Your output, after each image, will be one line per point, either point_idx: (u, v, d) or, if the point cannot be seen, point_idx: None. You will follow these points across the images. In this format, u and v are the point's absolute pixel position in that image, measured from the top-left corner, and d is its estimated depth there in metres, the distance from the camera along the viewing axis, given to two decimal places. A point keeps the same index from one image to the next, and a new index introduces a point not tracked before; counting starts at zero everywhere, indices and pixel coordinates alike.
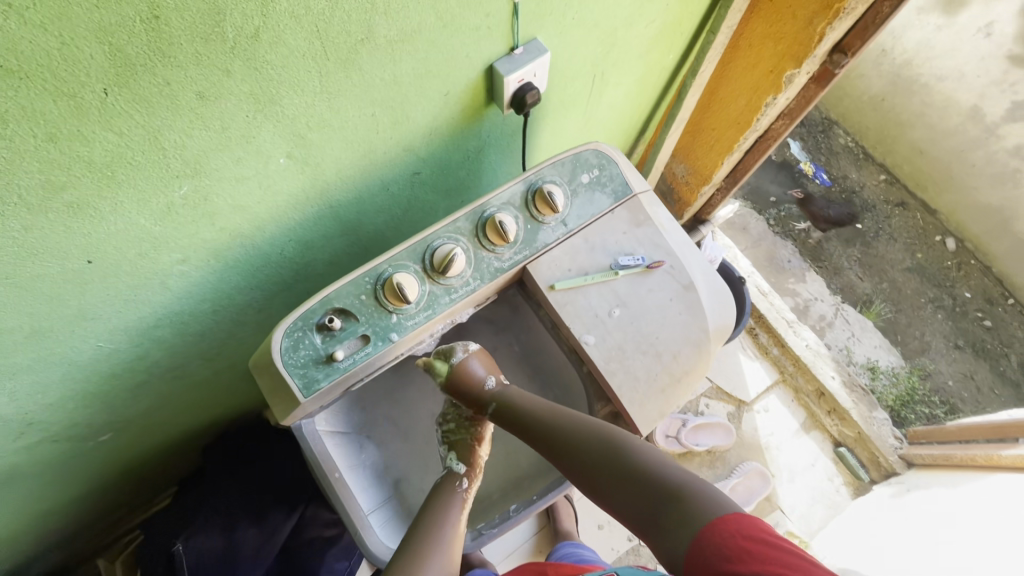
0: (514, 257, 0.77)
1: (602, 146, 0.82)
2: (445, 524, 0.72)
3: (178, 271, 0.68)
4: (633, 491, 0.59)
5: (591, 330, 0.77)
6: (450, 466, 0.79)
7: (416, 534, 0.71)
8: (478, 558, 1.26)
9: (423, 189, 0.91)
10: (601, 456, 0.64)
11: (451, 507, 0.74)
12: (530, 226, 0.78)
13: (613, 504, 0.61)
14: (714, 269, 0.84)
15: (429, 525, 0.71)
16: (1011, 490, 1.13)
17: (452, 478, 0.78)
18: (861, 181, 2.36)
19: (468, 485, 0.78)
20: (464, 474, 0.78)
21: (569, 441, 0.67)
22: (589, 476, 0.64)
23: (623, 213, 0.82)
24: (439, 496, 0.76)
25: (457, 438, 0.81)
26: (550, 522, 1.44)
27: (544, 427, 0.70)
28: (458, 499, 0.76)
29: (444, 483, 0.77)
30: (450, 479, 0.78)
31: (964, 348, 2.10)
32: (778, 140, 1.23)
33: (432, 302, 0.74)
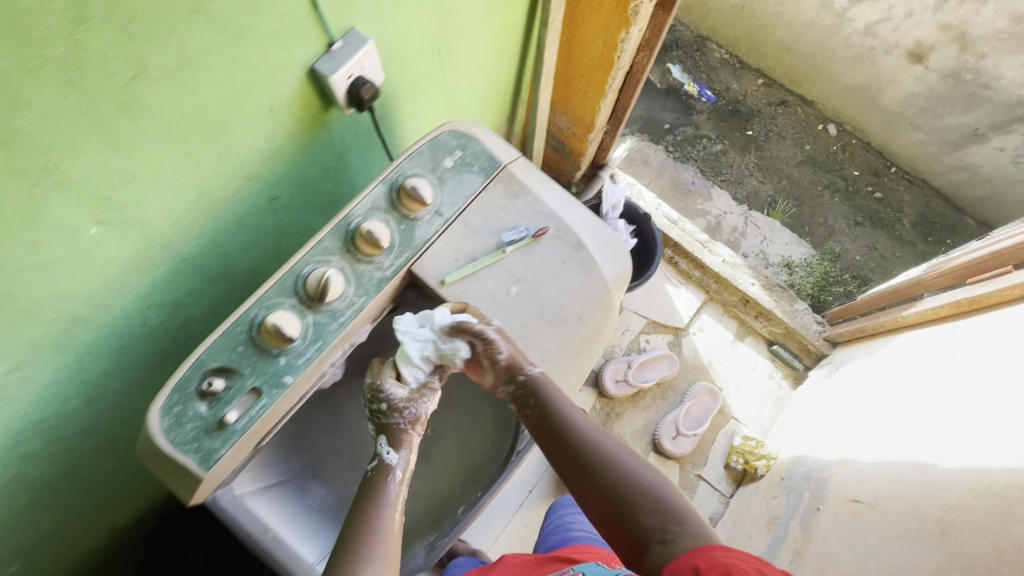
0: (395, 262, 0.73)
1: (457, 124, 0.78)
2: (379, 521, 0.67)
3: (21, 377, 0.61)
4: (641, 523, 0.59)
5: (493, 316, 0.75)
6: (382, 457, 0.72)
7: (349, 538, 0.65)
8: (466, 551, 1.27)
9: (290, 212, 0.85)
10: (618, 480, 0.63)
11: (382, 505, 0.68)
12: (404, 226, 0.74)
13: (612, 526, 0.62)
14: (601, 220, 0.83)
15: (364, 523, 0.66)
16: (919, 347, 1.22)
17: (383, 473, 0.71)
18: (743, 90, 2.45)
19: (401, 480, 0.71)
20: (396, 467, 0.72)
21: (587, 455, 0.66)
22: (598, 494, 0.63)
23: (497, 188, 0.80)
24: (370, 490, 0.69)
25: (390, 425, 0.73)
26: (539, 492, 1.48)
27: (562, 433, 0.68)
28: (393, 497, 0.70)
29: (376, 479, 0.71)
30: (383, 475, 0.71)
31: (864, 223, 2.26)
32: (645, 72, 1.25)
33: (319, 332, 0.69)
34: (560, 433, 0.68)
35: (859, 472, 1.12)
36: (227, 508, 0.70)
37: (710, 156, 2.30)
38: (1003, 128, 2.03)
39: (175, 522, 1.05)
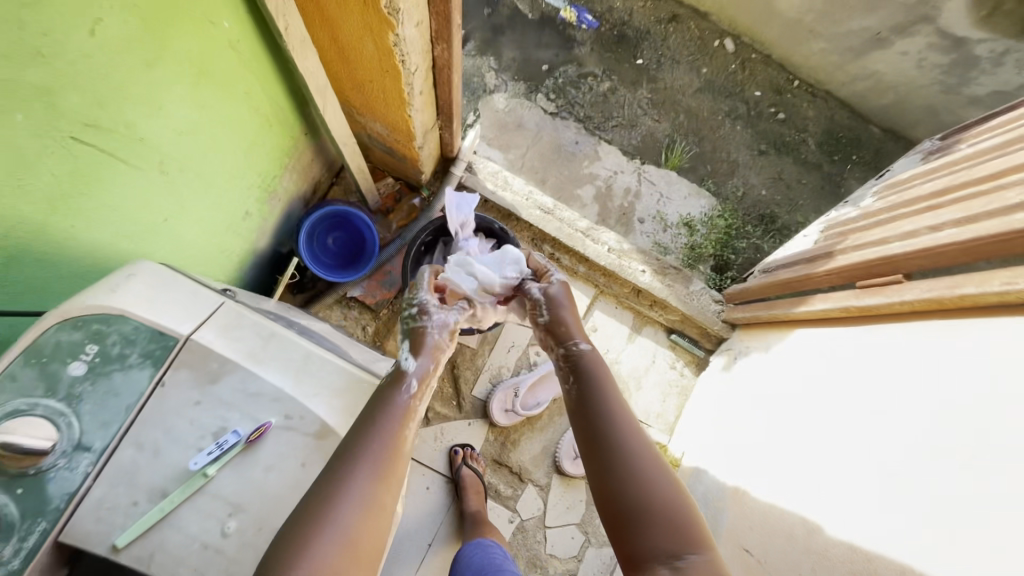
0: (22, 548, 0.47)
1: (74, 302, 0.50)
2: (378, 449, 0.54)
3: None
4: (655, 542, 0.60)
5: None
6: (401, 365, 0.65)
7: (346, 457, 0.52)
8: None
9: None
10: (646, 488, 0.63)
11: (391, 423, 0.57)
12: (18, 493, 0.47)
13: (625, 534, 0.61)
14: (354, 371, 0.61)
15: (365, 446, 0.53)
16: (810, 349, 1.09)
17: (401, 384, 0.62)
18: (628, 7, 2.08)
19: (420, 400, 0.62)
20: (426, 375, 0.66)
21: (617, 452, 0.67)
22: (618, 495, 0.63)
23: (180, 376, 0.54)
24: (394, 398, 0.60)
25: (418, 335, 0.71)
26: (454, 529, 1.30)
27: (598, 423, 0.71)
28: (407, 418, 0.59)
29: (394, 386, 0.62)
30: (393, 395, 0.60)
31: (768, 151, 2.06)
32: (453, 66, 0.95)
33: None
34: (597, 424, 0.71)
35: (751, 511, 1.02)
36: None
37: (598, 98, 1.99)
38: (905, 31, 1.77)
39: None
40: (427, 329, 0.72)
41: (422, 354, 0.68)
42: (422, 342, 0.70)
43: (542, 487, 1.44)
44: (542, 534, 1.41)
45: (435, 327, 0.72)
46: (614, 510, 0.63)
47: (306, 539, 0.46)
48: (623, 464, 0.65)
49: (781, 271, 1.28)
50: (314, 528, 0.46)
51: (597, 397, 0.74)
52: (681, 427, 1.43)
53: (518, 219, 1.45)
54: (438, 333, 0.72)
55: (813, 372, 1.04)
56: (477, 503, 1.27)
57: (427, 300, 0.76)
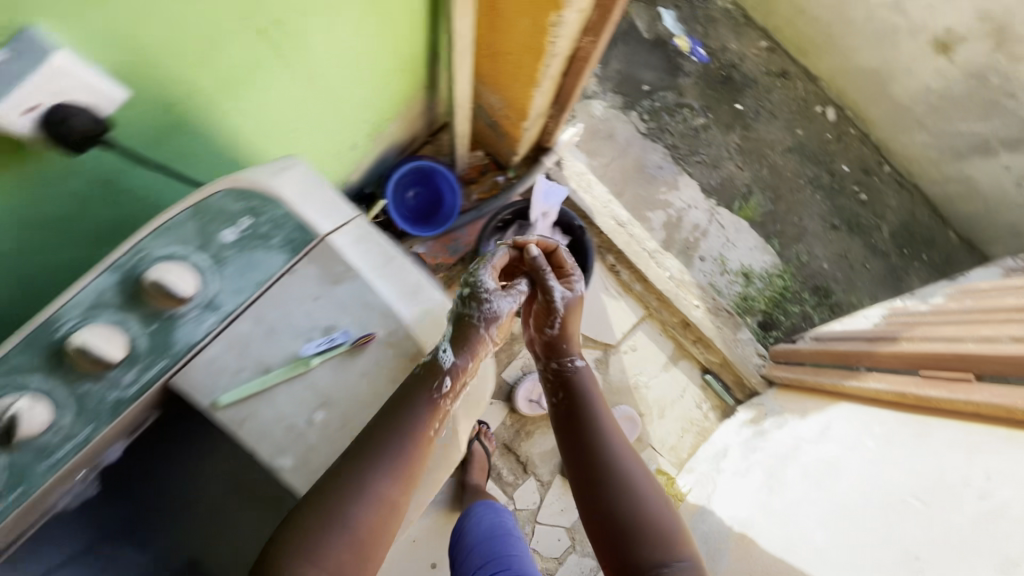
0: (144, 375, 0.53)
1: (238, 178, 0.56)
2: (393, 459, 0.55)
3: None
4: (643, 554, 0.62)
5: (286, 450, 0.55)
6: (437, 355, 0.58)
7: (357, 463, 0.53)
8: None
9: (34, 260, 0.61)
10: (633, 504, 0.65)
11: (410, 425, 0.56)
12: (153, 327, 0.52)
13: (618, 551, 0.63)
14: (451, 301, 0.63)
15: (387, 452, 0.55)
16: (851, 424, 1.10)
17: (434, 380, 0.57)
18: (741, 52, 2.11)
19: (454, 392, 0.59)
20: (464, 369, 0.60)
21: (600, 469, 0.67)
22: (604, 514, 0.65)
23: (307, 268, 0.57)
24: (430, 392, 0.57)
25: (467, 322, 0.61)
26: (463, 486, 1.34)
27: (586, 439, 0.70)
28: (435, 411, 0.58)
29: (438, 357, 0.58)
30: (427, 387, 0.57)
31: (840, 227, 2.05)
32: (590, 62, 0.98)
33: (17, 476, 0.50)
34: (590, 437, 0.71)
35: (753, 560, 1.03)
36: None
37: (688, 131, 2.00)
38: (1015, 146, 1.76)
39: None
40: (479, 319, 0.61)
41: (460, 339, 0.60)
42: (466, 343, 0.60)
43: (542, 483, 1.45)
44: (530, 526, 1.42)
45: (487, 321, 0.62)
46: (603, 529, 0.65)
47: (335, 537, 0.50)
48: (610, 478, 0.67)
49: (840, 341, 1.29)
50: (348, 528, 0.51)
51: (591, 412, 0.73)
52: (691, 463, 1.45)
53: (591, 222, 1.48)
54: (485, 325, 0.62)
55: (851, 444, 1.05)
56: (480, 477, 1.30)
57: (486, 284, 0.65)
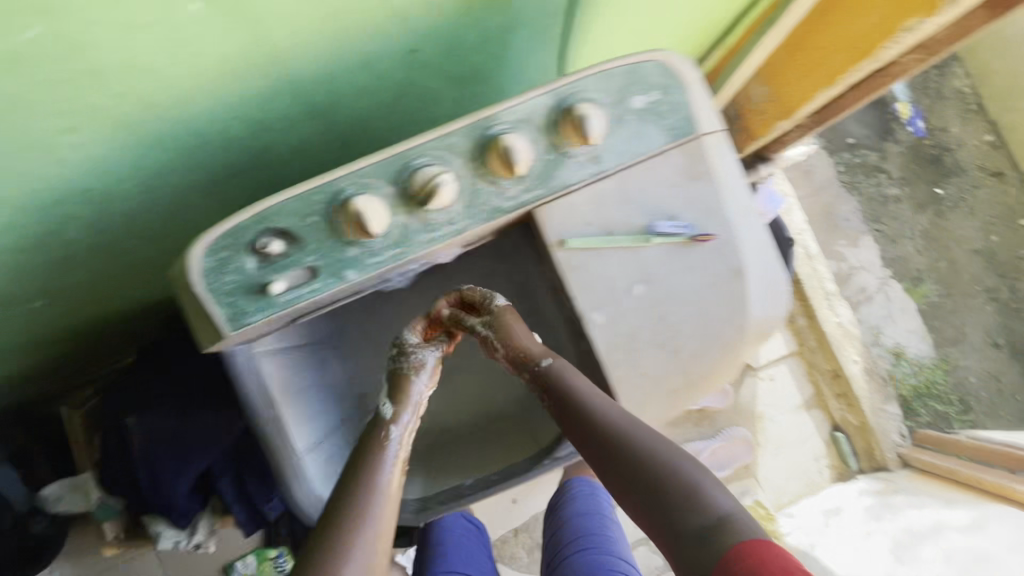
0: (521, 196, 0.59)
1: (673, 58, 0.57)
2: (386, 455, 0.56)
3: (71, 145, 0.52)
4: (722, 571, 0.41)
5: (601, 306, 0.61)
6: (379, 409, 0.60)
7: (339, 508, 0.52)
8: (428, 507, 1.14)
9: (423, 73, 0.69)
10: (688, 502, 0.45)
11: (375, 471, 0.55)
12: (550, 156, 0.58)
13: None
14: (773, 246, 0.65)
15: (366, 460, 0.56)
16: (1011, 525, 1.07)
17: (377, 432, 0.58)
18: (961, 138, 2.00)
19: (402, 435, 0.58)
20: (408, 398, 0.59)
21: (620, 467, 0.49)
22: (642, 507, 0.47)
23: (676, 158, 0.61)
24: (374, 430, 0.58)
25: (398, 374, 0.60)
26: None
27: (597, 436, 0.52)
28: (387, 438, 0.58)
29: (399, 379, 0.60)
30: (380, 419, 0.59)
31: (1003, 346, 1.85)
32: (897, 80, 0.96)
33: (403, 238, 0.57)
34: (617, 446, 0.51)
35: None
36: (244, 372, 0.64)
37: (879, 197, 1.92)
38: None
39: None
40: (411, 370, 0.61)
41: (414, 375, 0.60)
42: (411, 384, 0.60)
43: None
44: None
45: (405, 374, 0.60)
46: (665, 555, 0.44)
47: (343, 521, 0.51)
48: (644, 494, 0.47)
49: (1008, 446, 1.24)
50: (348, 520, 0.51)
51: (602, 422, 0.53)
52: (792, 509, 1.41)
53: None
54: (422, 374, 0.61)
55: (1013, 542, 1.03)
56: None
57: (408, 340, 0.62)
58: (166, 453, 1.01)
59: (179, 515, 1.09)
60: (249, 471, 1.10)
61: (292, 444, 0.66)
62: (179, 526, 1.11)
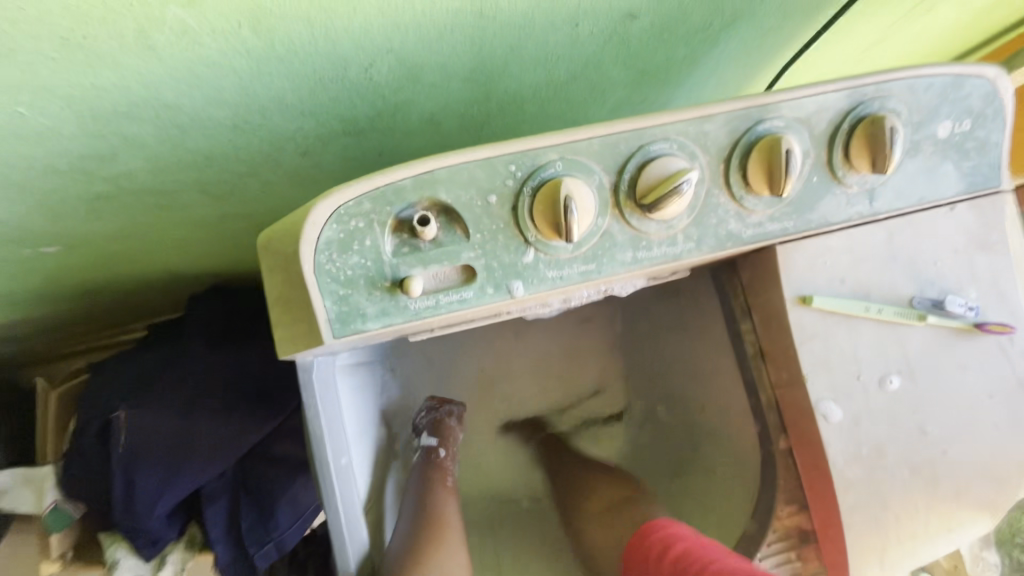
0: (766, 225, 0.42)
1: (1003, 81, 0.42)
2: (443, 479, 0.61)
3: (173, 23, 0.36)
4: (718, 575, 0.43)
5: (840, 398, 0.43)
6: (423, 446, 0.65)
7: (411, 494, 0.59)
8: None
9: (617, 53, 0.54)
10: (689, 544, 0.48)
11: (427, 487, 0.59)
12: (817, 179, 0.41)
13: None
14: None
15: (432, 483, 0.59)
16: None
17: (431, 458, 0.63)
18: None
19: (451, 457, 0.64)
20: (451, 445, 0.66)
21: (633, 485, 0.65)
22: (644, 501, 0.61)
23: (966, 215, 0.45)
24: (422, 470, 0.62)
25: (435, 419, 0.68)
26: None
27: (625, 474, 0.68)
28: (440, 472, 0.61)
29: (440, 424, 0.68)
30: (428, 455, 0.64)
31: None
32: None
33: (601, 252, 0.40)
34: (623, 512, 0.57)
35: None
36: (317, 391, 0.44)
37: None
38: None
39: (233, 321, 0.93)
40: (436, 424, 0.68)
41: (443, 428, 0.67)
42: (439, 435, 0.66)
43: None
44: None
45: (438, 430, 0.67)
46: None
47: (428, 534, 0.52)
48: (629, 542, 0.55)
49: None
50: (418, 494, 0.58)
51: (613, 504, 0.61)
52: None
53: None
54: (455, 421, 0.70)
55: None
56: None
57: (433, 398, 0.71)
58: (158, 462, 0.80)
59: (147, 542, 0.87)
60: (247, 500, 0.88)
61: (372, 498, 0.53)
62: (143, 556, 0.88)
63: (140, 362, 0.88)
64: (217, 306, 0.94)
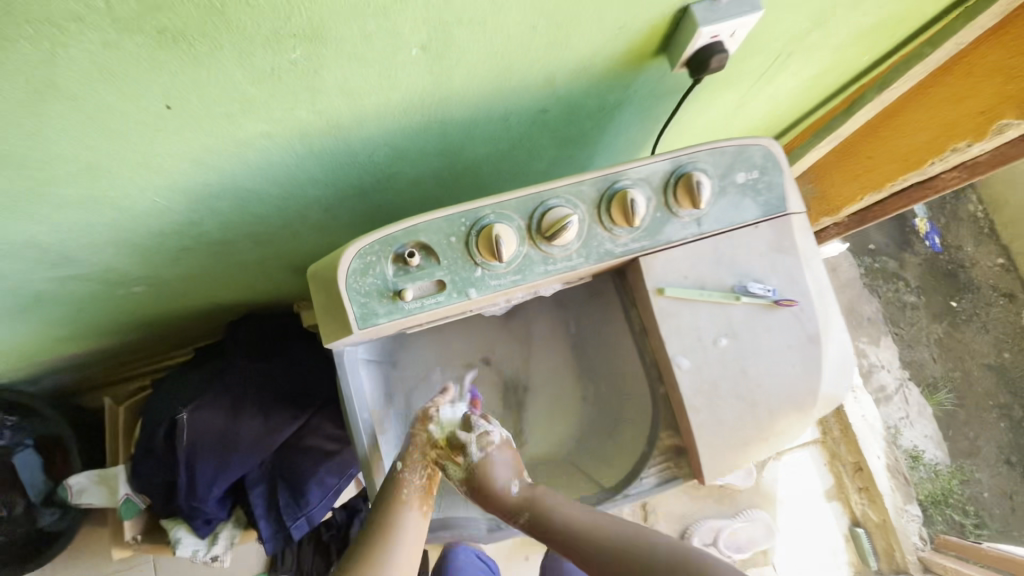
0: (630, 244, 0.65)
1: (774, 146, 0.67)
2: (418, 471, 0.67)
3: (255, 147, 0.59)
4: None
5: (687, 353, 0.66)
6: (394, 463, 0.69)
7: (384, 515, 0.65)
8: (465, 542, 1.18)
9: (541, 130, 0.78)
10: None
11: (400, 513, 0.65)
12: (660, 214, 0.65)
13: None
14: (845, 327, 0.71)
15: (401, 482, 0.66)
16: None
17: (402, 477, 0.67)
18: (973, 258, 2.09)
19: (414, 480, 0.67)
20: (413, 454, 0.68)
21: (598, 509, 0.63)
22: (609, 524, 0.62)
23: (767, 231, 0.69)
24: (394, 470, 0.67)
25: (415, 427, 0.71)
26: None
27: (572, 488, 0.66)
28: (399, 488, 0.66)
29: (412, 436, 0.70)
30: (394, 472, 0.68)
31: (1013, 464, 1.87)
32: (941, 193, 1.03)
33: (524, 267, 0.63)
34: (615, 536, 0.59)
35: None
36: (347, 369, 0.69)
37: (897, 302, 2.01)
38: None
39: (263, 341, 1.14)
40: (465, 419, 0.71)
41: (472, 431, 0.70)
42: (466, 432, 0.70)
43: None
44: None
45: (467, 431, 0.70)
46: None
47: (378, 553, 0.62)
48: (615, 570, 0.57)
49: None
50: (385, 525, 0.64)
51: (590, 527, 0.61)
52: None
53: None
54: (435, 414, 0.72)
55: None
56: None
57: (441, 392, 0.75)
58: (214, 453, 1.02)
59: (202, 522, 1.08)
60: (282, 484, 1.09)
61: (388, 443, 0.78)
62: (200, 534, 1.09)
63: (190, 376, 1.10)
64: (249, 329, 1.16)
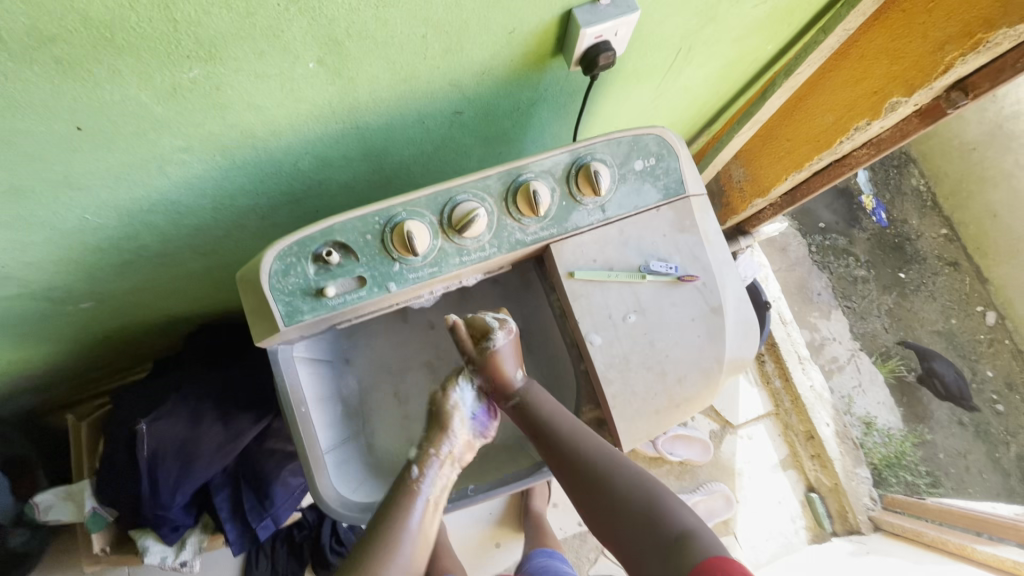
0: (539, 232, 0.70)
1: (667, 133, 0.72)
2: (416, 506, 0.71)
3: (177, 162, 0.63)
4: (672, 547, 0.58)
5: (599, 331, 0.71)
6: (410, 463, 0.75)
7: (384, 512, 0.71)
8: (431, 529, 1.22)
9: (462, 131, 0.81)
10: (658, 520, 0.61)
11: (411, 508, 0.71)
12: (565, 203, 0.70)
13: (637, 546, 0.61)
14: (747, 297, 0.77)
15: (397, 522, 0.69)
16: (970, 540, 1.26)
17: (410, 476, 0.74)
18: (919, 230, 2.15)
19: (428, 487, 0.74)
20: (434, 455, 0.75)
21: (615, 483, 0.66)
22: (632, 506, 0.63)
23: (669, 213, 0.74)
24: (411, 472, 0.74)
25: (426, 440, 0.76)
26: (522, 498, 1.42)
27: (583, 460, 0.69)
28: (409, 488, 0.73)
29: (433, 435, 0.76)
30: (405, 471, 0.74)
31: (967, 425, 1.93)
32: (854, 170, 1.10)
33: (439, 259, 0.68)
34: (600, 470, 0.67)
35: None
36: (282, 364, 0.73)
37: (848, 277, 2.05)
38: None
39: (221, 351, 1.18)
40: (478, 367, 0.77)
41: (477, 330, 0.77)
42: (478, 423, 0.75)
43: None
44: (594, 553, 1.44)
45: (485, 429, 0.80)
46: (620, 530, 0.63)
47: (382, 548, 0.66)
48: (620, 510, 0.64)
49: (975, 510, 1.37)
50: (395, 515, 0.70)
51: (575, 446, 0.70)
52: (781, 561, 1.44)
53: None
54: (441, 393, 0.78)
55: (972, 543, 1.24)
56: (543, 504, 1.36)
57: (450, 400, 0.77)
58: (175, 461, 1.03)
59: (169, 529, 1.11)
60: (246, 487, 1.12)
61: (334, 439, 0.81)
62: (168, 541, 1.13)
63: (151, 388, 1.12)
64: (209, 341, 1.19)
